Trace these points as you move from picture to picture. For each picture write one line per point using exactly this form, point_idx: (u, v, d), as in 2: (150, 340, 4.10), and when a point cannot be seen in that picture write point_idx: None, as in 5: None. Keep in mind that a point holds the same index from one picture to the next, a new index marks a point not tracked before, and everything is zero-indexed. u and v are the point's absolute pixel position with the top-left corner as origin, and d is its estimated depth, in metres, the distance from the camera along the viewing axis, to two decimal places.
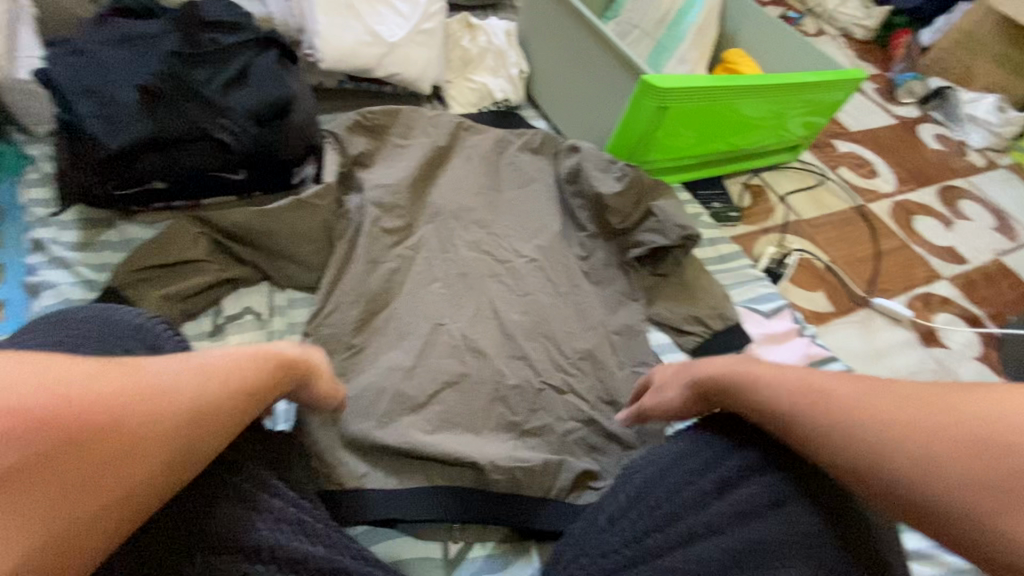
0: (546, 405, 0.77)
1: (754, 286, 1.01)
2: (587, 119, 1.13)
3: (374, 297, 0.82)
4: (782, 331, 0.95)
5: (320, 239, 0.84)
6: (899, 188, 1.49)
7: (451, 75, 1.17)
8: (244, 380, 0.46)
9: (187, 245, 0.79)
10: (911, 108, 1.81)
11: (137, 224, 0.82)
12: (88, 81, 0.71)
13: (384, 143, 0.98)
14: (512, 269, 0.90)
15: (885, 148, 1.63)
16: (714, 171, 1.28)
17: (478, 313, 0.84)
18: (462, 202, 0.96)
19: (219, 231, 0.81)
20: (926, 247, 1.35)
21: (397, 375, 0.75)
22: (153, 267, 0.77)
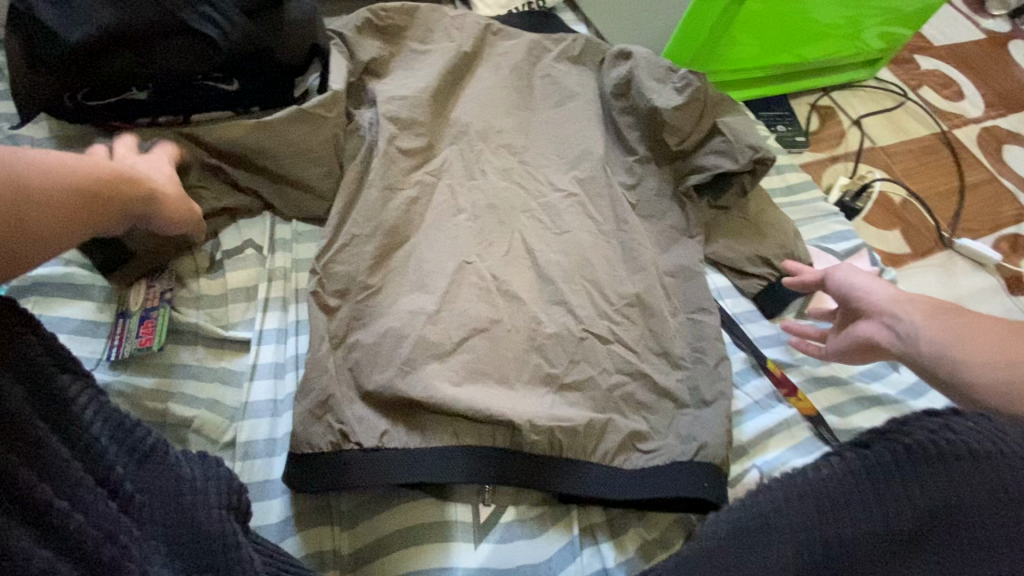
0: (588, 357, 0.67)
1: (827, 221, 0.87)
2: (636, 23, 0.96)
3: (390, 229, 0.70)
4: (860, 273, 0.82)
5: (329, 159, 0.72)
6: (988, 113, 1.30)
7: None
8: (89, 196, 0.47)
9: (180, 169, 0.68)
10: (1004, 21, 1.56)
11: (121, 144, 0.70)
12: None
13: (401, 46, 0.84)
14: (549, 199, 0.78)
15: (973, 67, 1.41)
16: (779, 89, 1.10)
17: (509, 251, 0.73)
18: (490, 120, 0.82)
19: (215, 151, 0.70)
20: (1017, 181, 1.18)
21: (419, 320, 0.65)
22: None
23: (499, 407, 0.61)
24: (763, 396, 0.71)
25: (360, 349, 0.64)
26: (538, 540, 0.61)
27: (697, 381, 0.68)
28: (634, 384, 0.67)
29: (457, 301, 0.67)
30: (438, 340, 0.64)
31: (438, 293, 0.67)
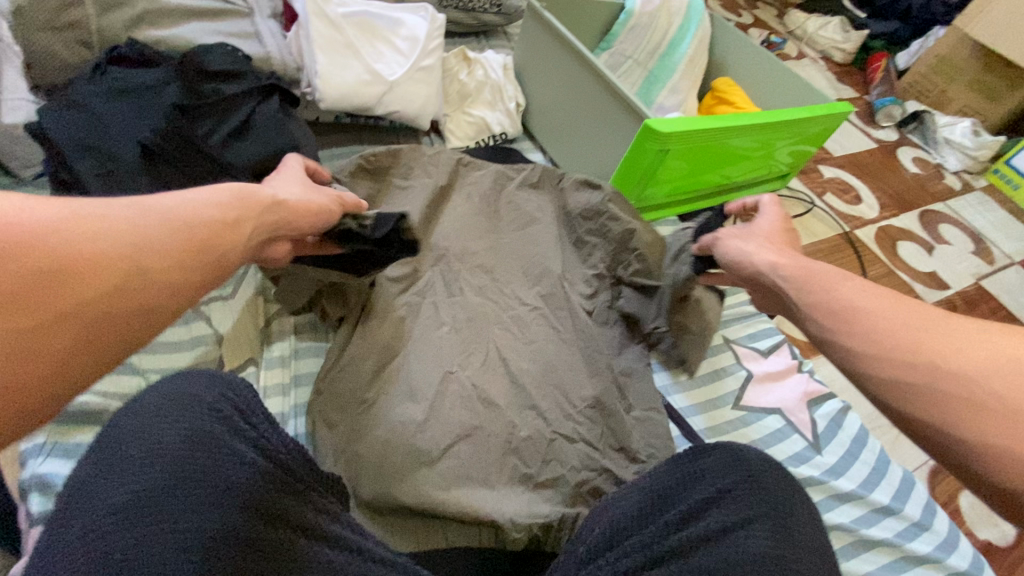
0: (557, 456, 0.77)
1: (753, 321, 1.03)
2: (585, 155, 1.15)
3: (382, 346, 0.81)
4: (781, 367, 0.98)
5: (358, 295, 0.85)
6: (883, 213, 1.53)
7: (449, 109, 1.17)
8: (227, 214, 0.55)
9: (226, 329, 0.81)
10: (890, 132, 1.86)
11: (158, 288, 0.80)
12: (86, 136, 0.66)
13: (387, 185, 0.99)
14: (516, 314, 0.90)
15: (869, 173, 1.67)
16: (707, 200, 1.30)
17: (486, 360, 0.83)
18: (464, 244, 0.96)
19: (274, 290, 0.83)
20: (911, 274, 1.39)
21: (410, 429, 0.74)
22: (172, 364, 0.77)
23: (483, 509, 0.69)
24: None
25: (356, 460, 0.71)
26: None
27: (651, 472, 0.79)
28: (601, 481, 0.77)
29: (441, 413, 0.76)
30: (428, 452, 0.73)
31: (425, 403, 0.77)
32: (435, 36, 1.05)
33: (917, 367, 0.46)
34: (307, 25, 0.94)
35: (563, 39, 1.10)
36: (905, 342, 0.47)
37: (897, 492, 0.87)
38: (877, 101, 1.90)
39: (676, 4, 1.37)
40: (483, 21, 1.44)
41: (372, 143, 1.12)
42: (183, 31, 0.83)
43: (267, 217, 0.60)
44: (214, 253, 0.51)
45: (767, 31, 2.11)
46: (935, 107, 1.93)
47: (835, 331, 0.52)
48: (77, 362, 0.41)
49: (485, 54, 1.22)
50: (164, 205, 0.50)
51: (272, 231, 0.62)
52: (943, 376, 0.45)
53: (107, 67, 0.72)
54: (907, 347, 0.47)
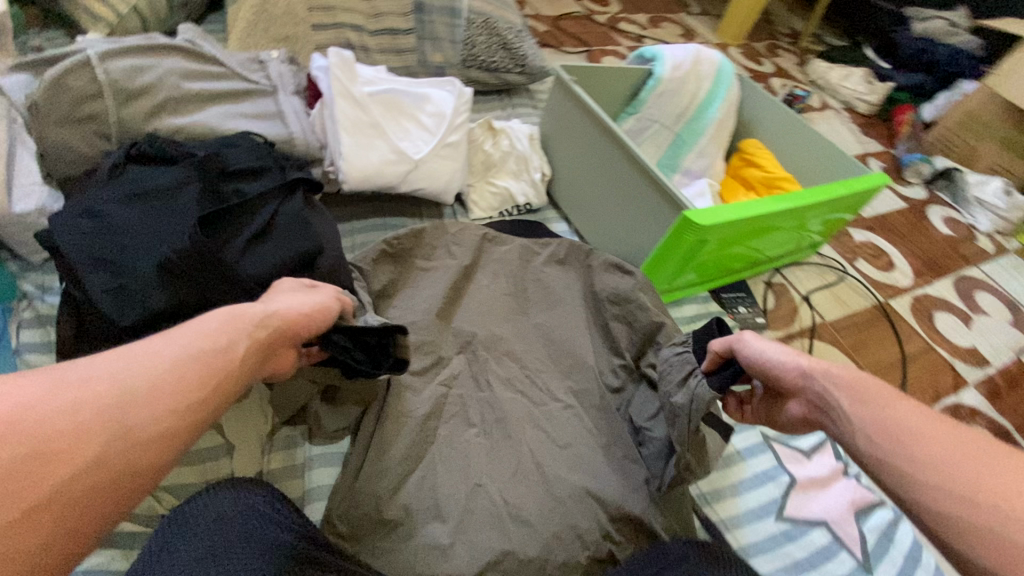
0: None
1: None
2: (612, 230, 1.10)
3: (405, 456, 0.76)
4: (825, 470, 0.92)
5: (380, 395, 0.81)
6: (917, 280, 1.48)
7: (473, 179, 1.14)
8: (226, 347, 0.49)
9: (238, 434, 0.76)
10: (919, 189, 1.81)
11: None
12: (100, 248, 0.62)
13: (410, 268, 0.95)
14: (546, 414, 0.85)
15: (900, 235, 1.62)
16: (738, 274, 1.25)
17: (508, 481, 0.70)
18: (490, 334, 0.91)
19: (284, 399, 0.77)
20: (949, 349, 1.33)
21: (437, 555, 0.69)
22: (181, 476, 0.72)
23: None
24: None
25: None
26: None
27: None
28: None
29: (468, 536, 0.71)
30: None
31: (450, 525, 0.72)
32: (462, 112, 1.02)
33: (948, 493, 0.44)
34: (332, 105, 0.91)
35: (592, 113, 1.06)
36: (920, 461, 0.46)
37: None
38: (905, 157, 1.86)
39: (704, 69, 1.34)
40: (506, 80, 1.41)
41: (393, 215, 1.08)
42: (204, 117, 0.80)
43: (272, 333, 0.54)
44: (209, 392, 0.46)
45: (789, 81, 2.08)
46: (964, 163, 1.88)
47: (899, 457, 0.47)
48: (64, 539, 0.37)
49: (510, 122, 1.18)
50: (146, 352, 0.45)
51: (280, 338, 0.55)
52: (1007, 525, 0.40)
53: (125, 167, 0.69)
54: (932, 457, 0.46)
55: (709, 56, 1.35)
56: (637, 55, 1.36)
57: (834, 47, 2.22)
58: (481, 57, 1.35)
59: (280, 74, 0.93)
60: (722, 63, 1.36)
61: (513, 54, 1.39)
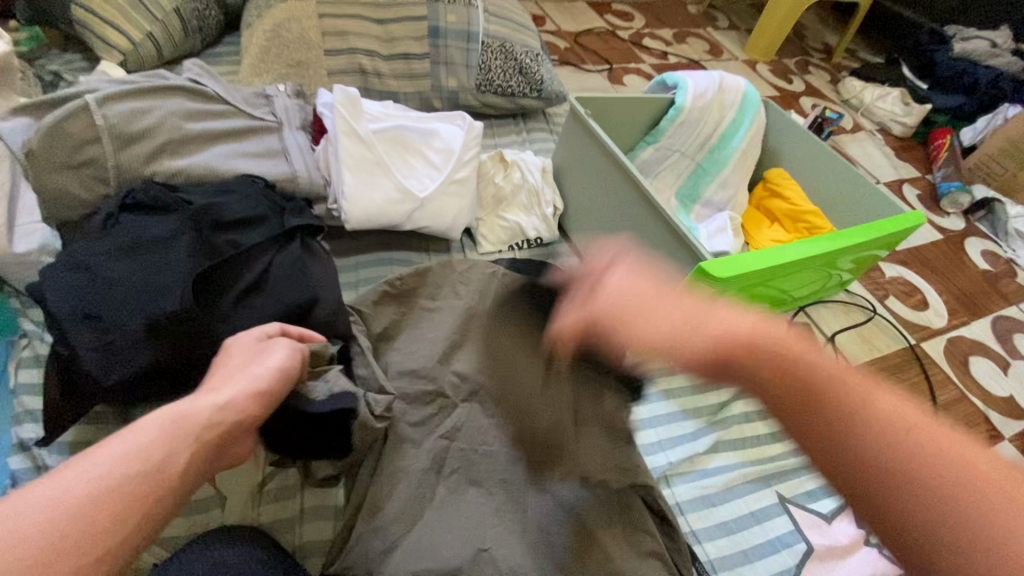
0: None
1: (813, 476, 0.93)
2: None
3: (399, 516, 0.73)
4: (848, 538, 0.86)
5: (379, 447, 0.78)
6: (951, 321, 1.39)
7: (482, 212, 1.11)
8: (171, 464, 0.45)
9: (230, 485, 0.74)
10: (956, 219, 1.71)
11: None
12: (89, 305, 0.60)
13: (412, 311, 0.93)
14: (548, 472, 0.81)
15: (934, 269, 1.53)
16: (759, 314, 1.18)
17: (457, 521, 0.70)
18: (493, 381, 0.88)
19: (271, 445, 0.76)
20: (984, 398, 1.25)
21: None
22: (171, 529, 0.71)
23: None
24: None
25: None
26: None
27: None
28: None
29: None
30: None
31: None
32: (471, 146, 0.99)
33: (880, 458, 0.40)
34: (336, 142, 0.89)
35: (607, 148, 1.02)
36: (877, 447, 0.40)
37: None
38: (941, 184, 1.77)
39: (729, 97, 1.29)
40: (522, 105, 1.37)
41: (400, 249, 1.06)
42: (206, 158, 0.79)
43: (217, 436, 0.49)
44: (157, 509, 0.43)
45: (820, 101, 2.00)
46: (1005, 192, 1.78)
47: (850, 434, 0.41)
48: None
49: (523, 154, 1.15)
50: (79, 475, 0.40)
51: (229, 437, 0.51)
52: (961, 535, 0.36)
53: (120, 216, 0.68)
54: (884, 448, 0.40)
55: (734, 83, 1.30)
56: (658, 81, 1.31)
57: (868, 66, 2.13)
58: (496, 83, 1.32)
59: (285, 108, 0.92)
60: (748, 90, 1.30)
61: (529, 78, 1.35)
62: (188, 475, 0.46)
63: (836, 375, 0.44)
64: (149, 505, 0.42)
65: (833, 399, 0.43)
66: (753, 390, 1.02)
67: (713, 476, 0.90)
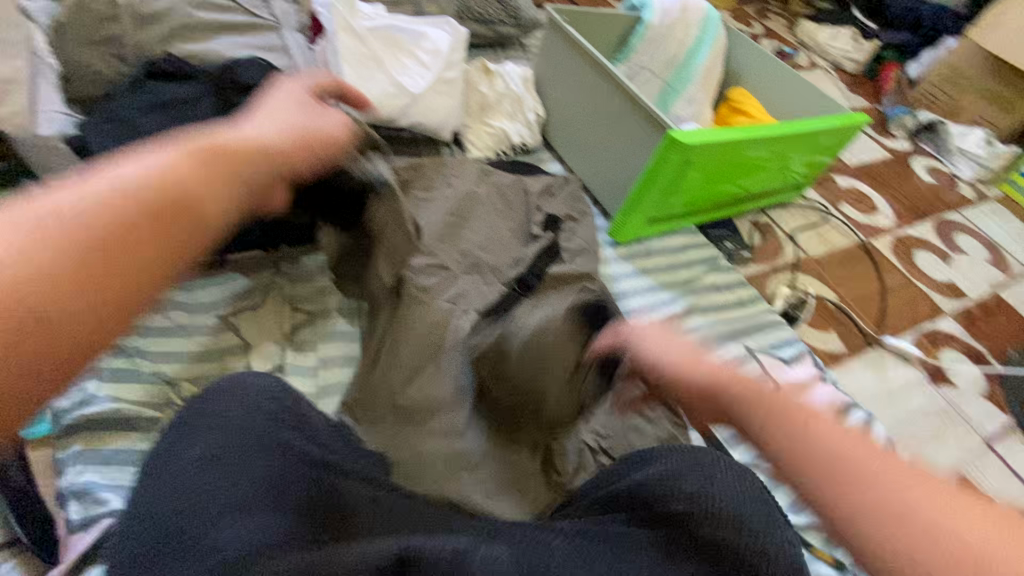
0: (587, 466, 0.80)
1: (774, 331, 1.05)
2: (602, 165, 1.15)
3: (410, 355, 0.81)
4: (804, 377, 0.98)
5: (388, 303, 0.87)
6: (899, 223, 1.53)
7: (469, 119, 1.18)
8: (141, 194, 0.39)
9: (255, 338, 0.83)
10: (903, 142, 1.86)
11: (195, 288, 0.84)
12: (128, 149, 0.68)
13: (410, 198, 1.01)
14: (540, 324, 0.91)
15: (883, 182, 1.66)
16: (725, 211, 1.30)
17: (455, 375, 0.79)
18: (488, 254, 0.96)
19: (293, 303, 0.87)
20: (928, 283, 1.38)
21: (449, 437, 0.76)
22: (204, 373, 0.78)
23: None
24: None
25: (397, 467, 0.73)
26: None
27: None
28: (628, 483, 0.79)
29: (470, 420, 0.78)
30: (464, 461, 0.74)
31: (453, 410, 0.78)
32: (457, 49, 1.07)
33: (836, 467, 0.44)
34: (333, 39, 0.96)
35: (582, 50, 1.11)
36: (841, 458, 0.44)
37: None
38: (889, 111, 1.91)
39: (692, 17, 1.39)
40: (500, 33, 1.45)
41: (393, 153, 1.13)
42: (216, 45, 0.86)
43: (253, 159, 0.48)
44: (177, 237, 0.40)
45: (778, 41, 2.12)
46: (947, 116, 1.93)
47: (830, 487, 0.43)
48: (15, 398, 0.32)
49: (504, 66, 1.23)
50: (116, 178, 0.39)
51: (265, 170, 0.50)
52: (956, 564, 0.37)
53: (146, 81, 0.74)
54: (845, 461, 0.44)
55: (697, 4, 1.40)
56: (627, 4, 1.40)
57: (823, 9, 2.26)
58: (475, 9, 1.39)
59: (283, 12, 0.99)
60: (709, 11, 1.41)
61: (506, 6, 1.43)
62: (213, 212, 0.43)
63: (825, 442, 0.45)
64: (157, 204, 0.39)
65: (846, 475, 0.43)
66: (721, 268, 1.14)
67: (686, 332, 1.01)
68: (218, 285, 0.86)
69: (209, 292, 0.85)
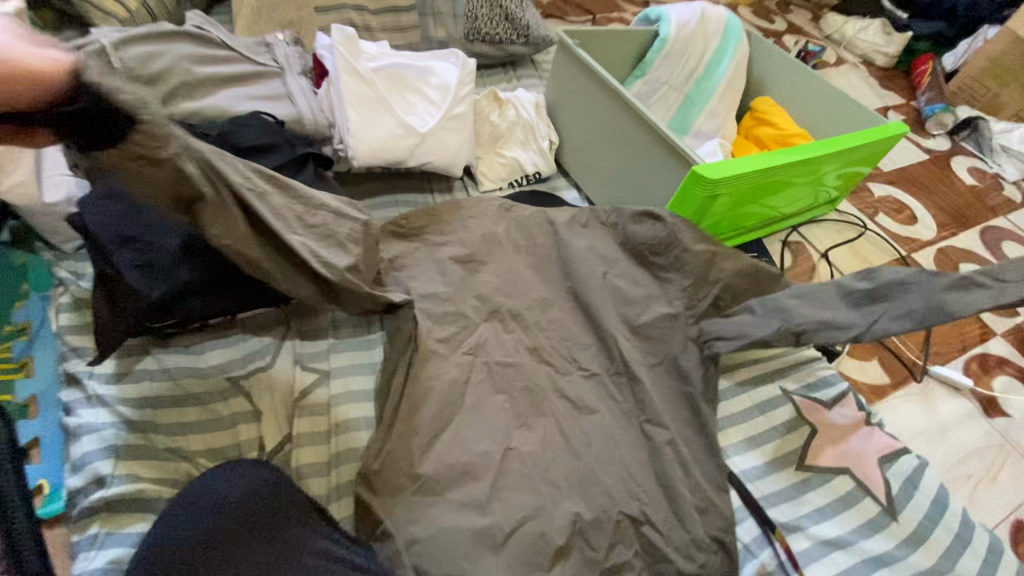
0: (625, 537, 0.75)
1: (811, 369, 0.98)
2: (621, 195, 1.10)
3: (429, 420, 0.78)
4: (847, 421, 0.92)
5: (403, 361, 0.83)
6: (941, 233, 1.44)
7: (480, 151, 1.14)
8: None
9: (268, 405, 0.80)
10: (941, 141, 1.75)
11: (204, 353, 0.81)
12: (128, 227, 0.65)
13: (422, 243, 0.97)
14: (563, 377, 0.87)
15: (922, 187, 1.57)
16: (753, 232, 1.23)
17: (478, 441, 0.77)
18: (505, 300, 0.92)
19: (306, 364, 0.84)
20: (974, 300, 1.30)
21: (473, 511, 0.73)
22: (218, 445, 0.76)
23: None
24: (773, 568, 0.78)
25: (418, 545, 0.69)
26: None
27: (710, 556, 0.76)
28: (663, 554, 0.75)
29: (494, 491, 0.75)
30: (489, 537, 0.71)
31: (476, 479, 0.75)
32: (466, 82, 1.02)
33: None
34: (337, 82, 0.92)
35: (596, 75, 1.06)
36: None
37: (985, 562, 0.80)
38: (925, 108, 1.80)
39: (712, 26, 1.31)
40: (510, 51, 1.40)
41: (404, 191, 1.09)
42: (217, 100, 0.83)
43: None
44: None
45: (803, 36, 2.01)
46: (988, 110, 1.81)
47: None
48: None
49: (516, 92, 1.18)
50: None
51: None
52: None
53: None
54: None
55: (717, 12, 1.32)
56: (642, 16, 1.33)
57: None
58: (483, 29, 1.34)
59: (285, 54, 0.95)
60: (730, 19, 1.33)
61: (515, 24, 1.38)
62: None
63: None
64: None
65: None
66: None
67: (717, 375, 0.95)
68: (229, 347, 0.83)
69: (219, 355, 0.82)
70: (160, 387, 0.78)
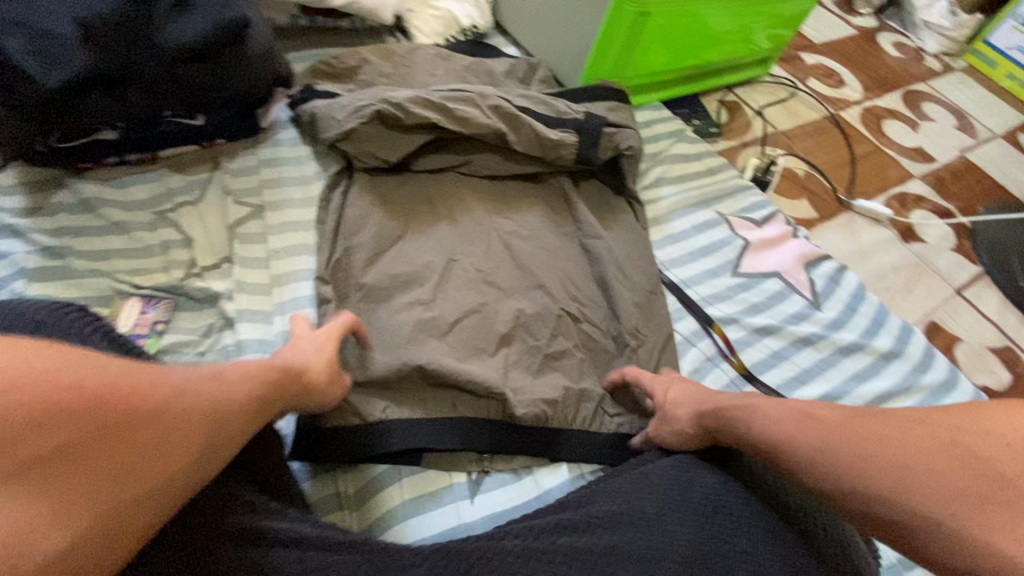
0: (570, 328, 0.77)
1: (744, 195, 1.03)
2: (555, 42, 1.09)
3: (370, 236, 0.78)
4: (777, 234, 0.97)
5: (338, 191, 0.82)
6: (866, 95, 1.49)
7: (411, 3, 1.09)
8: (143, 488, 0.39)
9: (199, 233, 0.78)
10: (869, 18, 1.79)
11: (132, 182, 0.79)
12: (14, 10, 0.60)
13: (354, 86, 0.95)
14: (504, 201, 0.87)
15: (851, 59, 1.61)
16: (690, 88, 1.24)
17: (420, 257, 0.78)
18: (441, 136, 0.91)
19: (232, 195, 0.82)
20: (897, 150, 1.36)
21: (419, 309, 0.74)
22: (148, 271, 0.73)
23: (495, 382, 0.69)
24: (712, 353, 0.82)
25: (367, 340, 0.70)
26: (528, 484, 0.69)
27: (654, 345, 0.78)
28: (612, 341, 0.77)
29: (438, 295, 0.75)
30: (437, 333, 0.72)
31: (420, 284, 0.76)
32: None
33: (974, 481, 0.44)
34: None
35: None
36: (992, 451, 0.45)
37: (897, 336, 0.88)
38: None
39: None
40: None
41: (332, 47, 1.05)
42: None
43: None
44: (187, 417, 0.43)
45: None
46: None
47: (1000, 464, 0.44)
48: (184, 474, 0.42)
49: None
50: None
51: None
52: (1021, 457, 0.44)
53: None
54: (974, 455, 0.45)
55: None
56: None
57: None
58: None
59: None
60: None
61: None
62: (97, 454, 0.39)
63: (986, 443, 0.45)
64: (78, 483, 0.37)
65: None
66: (688, 137, 1.10)
67: (657, 202, 0.98)
68: (152, 180, 0.80)
69: (144, 187, 0.79)
70: (78, 218, 0.74)
